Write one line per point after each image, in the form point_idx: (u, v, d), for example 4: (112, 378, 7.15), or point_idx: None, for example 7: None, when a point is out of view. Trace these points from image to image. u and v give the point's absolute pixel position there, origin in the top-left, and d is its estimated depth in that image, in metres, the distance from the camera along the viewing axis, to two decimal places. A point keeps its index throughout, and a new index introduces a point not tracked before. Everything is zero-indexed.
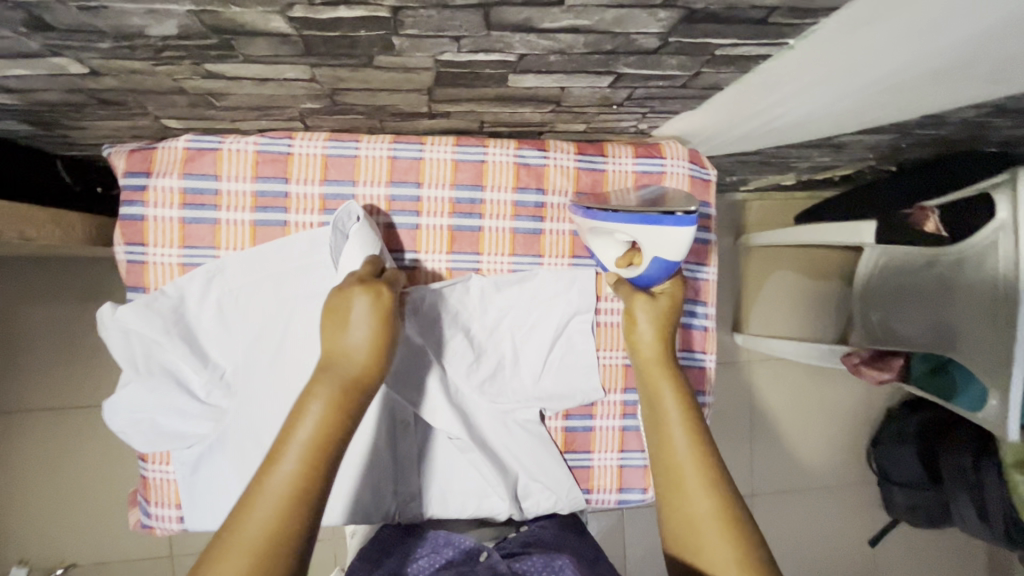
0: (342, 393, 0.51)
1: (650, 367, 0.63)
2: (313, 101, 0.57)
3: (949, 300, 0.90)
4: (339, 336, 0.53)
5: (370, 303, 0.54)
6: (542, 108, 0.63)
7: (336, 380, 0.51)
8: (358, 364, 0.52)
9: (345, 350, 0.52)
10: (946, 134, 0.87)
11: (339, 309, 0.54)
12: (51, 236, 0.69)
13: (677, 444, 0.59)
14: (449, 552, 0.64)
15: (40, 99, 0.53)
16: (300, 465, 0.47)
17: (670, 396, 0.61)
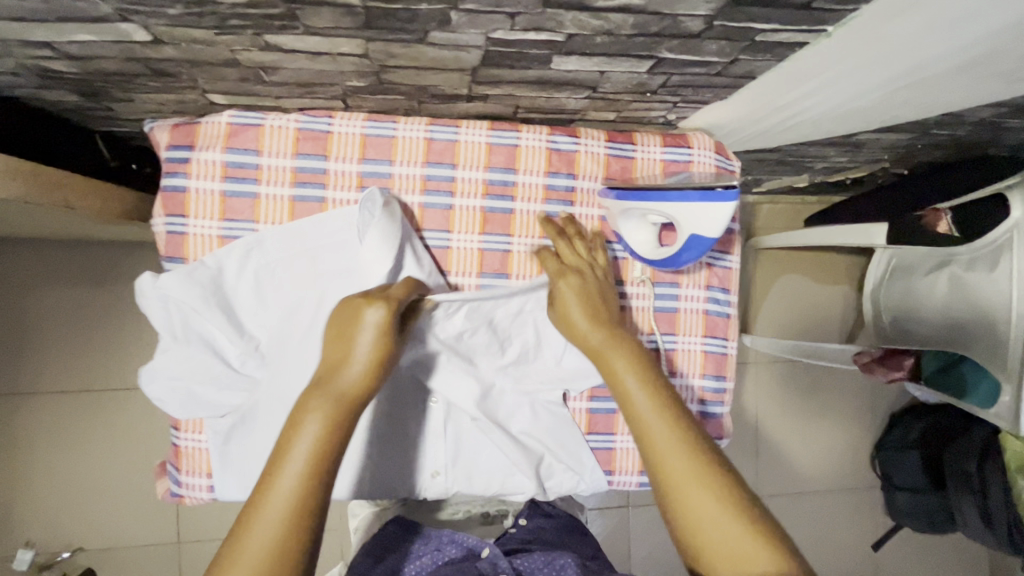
0: (339, 409, 0.52)
1: (598, 344, 0.61)
2: (360, 78, 0.59)
3: (961, 299, 0.92)
4: (346, 353, 0.54)
5: (374, 321, 0.55)
6: (578, 94, 0.65)
7: (332, 396, 0.52)
8: (354, 380, 0.54)
9: (345, 365, 0.54)
10: (960, 135, 0.89)
11: (346, 327, 0.56)
12: (91, 207, 0.70)
13: (645, 419, 0.57)
14: (451, 550, 0.73)
15: (97, 67, 0.55)
16: (294, 491, 0.49)
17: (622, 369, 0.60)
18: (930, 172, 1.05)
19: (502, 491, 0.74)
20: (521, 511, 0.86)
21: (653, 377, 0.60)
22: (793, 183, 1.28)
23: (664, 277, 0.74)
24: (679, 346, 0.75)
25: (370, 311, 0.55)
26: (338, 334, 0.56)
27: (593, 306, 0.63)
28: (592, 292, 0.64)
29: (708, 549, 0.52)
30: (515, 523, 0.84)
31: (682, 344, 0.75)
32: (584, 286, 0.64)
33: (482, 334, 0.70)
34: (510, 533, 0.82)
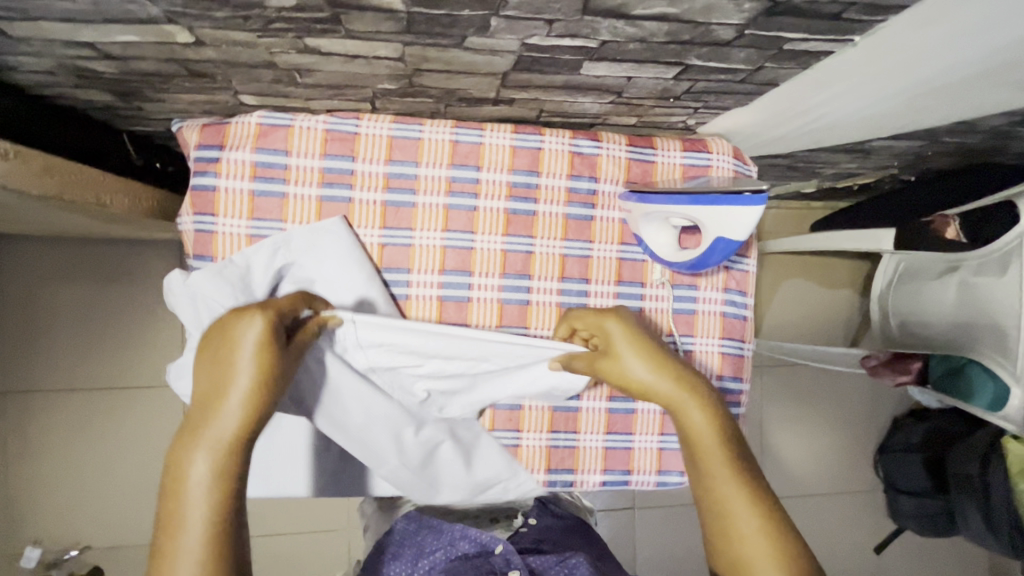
0: (223, 454, 0.46)
1: (668, 391, 0.59)
2: (391, 81, 0.60)
3: (969, 304, 0.94)
4: (223, 386, 0.47)
5: (252, 341, 0.48)
6: (603, 98, 0.66)
7: (208, 442, 0.46)
8: (232, 423, 0.47)
9: (218, 405, 0.47)
10: (970, 143, 0.91)
11: (218, 356, 0.48)
12: (119, 204, 0.71)
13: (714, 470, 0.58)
14: (465, 545, 0.73)
15: (136, 67, 0.56)
16: (201, 551, 0.43)
17: (694, 415, 0.59)
18: (939, 179, 1.06)
19: (517, 489, 0.76)
20: (530, 511, 0.87)
21: (723, 427, 0.59)
22: (801, 188, 1.30)
23: (683, 280, 0.75)
24: (697, 348, 0.76)
25: (241, 332, 0.48)
26: (212, 365, 0.48)
27: (652, 349, 0.61)
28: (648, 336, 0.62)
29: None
30: (525, 523, 0.84)
31: (700, 345, 0.76)
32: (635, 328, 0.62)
33: (402, 372, 0.65)
34: (521, 531, 0.81)
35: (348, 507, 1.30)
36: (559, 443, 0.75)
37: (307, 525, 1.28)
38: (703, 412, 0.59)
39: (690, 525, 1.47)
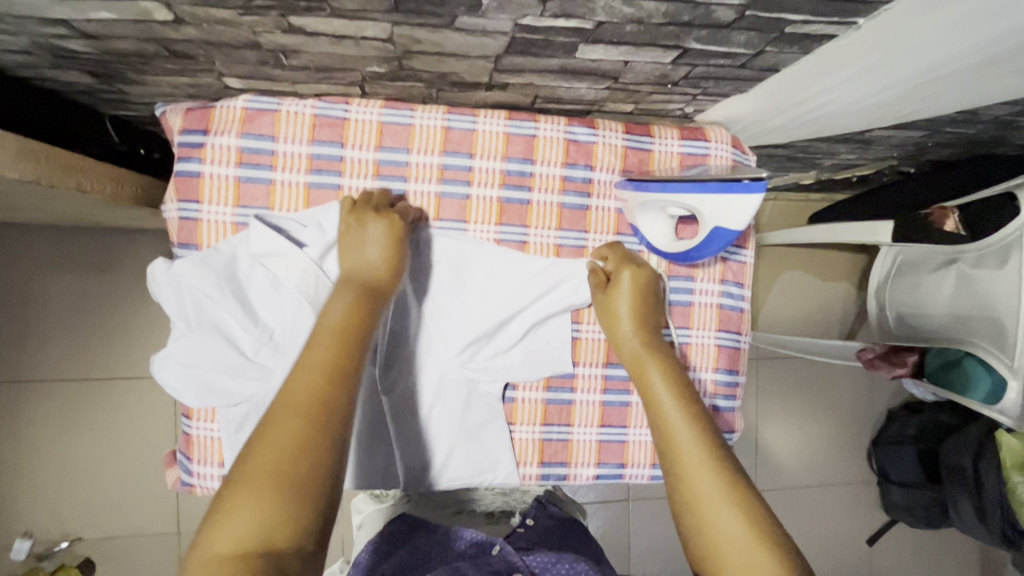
0: (363, 294, 0.58)
1: (636, 350, 0.66)
2: (381, 64, 0.58)
3: (967, 296, 0.93)
4: (358, 255, 0.60)
5: (381, 228, 0.61)
6: (599, 84, 0.64)
7: (356, 285, 0.58)
8: (375, 272, 0.60)
9: (365, 262, 0.60)
10: (971, 133, 0.90)
11: (354, 234, 0.61)
12: (102, 191, 0.69)
13: (673, 426, 0.60)
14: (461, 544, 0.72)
15: (115, 47, 0.54)
16: (318, 377, 0.50)
17: (655, 377, 0.63)
18: (938, 170, 1.05)
19: (509, 485, 0.74)
20: (528, 511, 0.85)
21: (683, 391, 0.63)
22: (799, 180, 1.28)
23: (679, 271, 0.74)
24: (693, 340, 0.75)
25: (372, 222, 0.61)
26: (349, 240, 0.61)
27: (638, 305, 0.67)
28: (644, 295, 0.67)
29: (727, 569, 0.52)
30: (523, 523, 0.82)
31: (696, 337, 0.75)
32: (644, 284, 0.67)
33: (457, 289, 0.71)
34: (517, 531, 0.80)
35: (342, 500, 1.29)
36: (552, 436, 0.74)
37: None
38: (664, 377, 0.63)
39: None
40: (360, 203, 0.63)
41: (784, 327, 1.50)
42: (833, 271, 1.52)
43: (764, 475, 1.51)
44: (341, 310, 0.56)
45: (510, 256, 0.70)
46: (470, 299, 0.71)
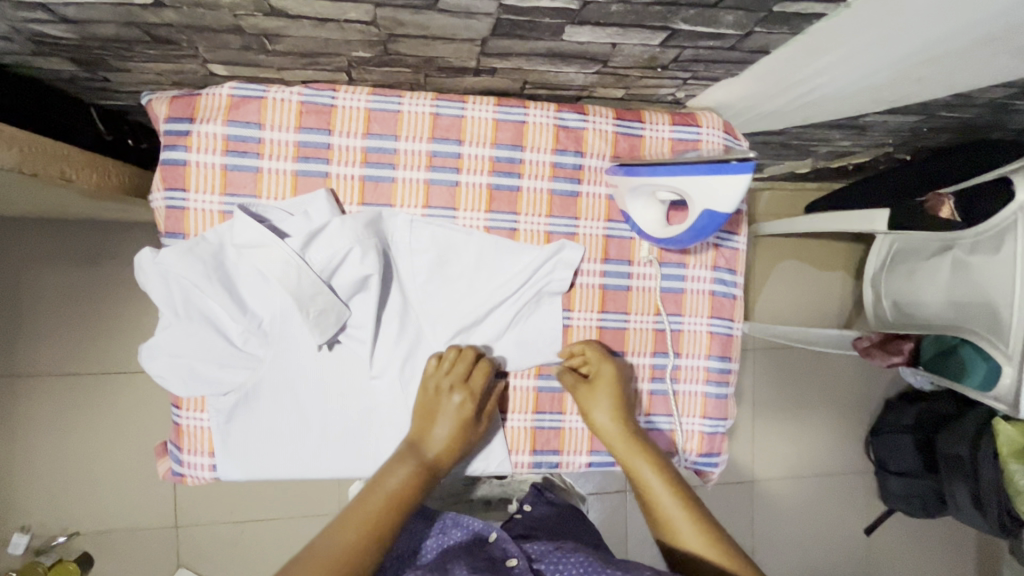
0: (420, 469, 0.64)
1: (622, 448, 0.68)
2: (366, 48, 0.58)
3: (963, 283, 0.93)
4: (428, 429, 0.66)
5: (455, 407, 0.66)
6: (587, 68, 0.64)
7: (416, 460, 0.64)
8: (434, 451, 0.65)
9: (429, 439, 0.66)
10: (967, 117, 0.89)
11: (431, 406, 0.67)
12: (88, 180, 0.69)
13: (670, 515, 0.65)
14: (459, 533, 0.70)
15: (95, 32, 0.53)
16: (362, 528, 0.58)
17: (646, 470, 0.67)
18: (934, 156, 1.04)
19: (501, 473, 0.74)
20: (526, 498, 0.84)
21: (675, 478, 0.67)
22: (795, 168, 1.27)
23: (671, 258, 0.74)
24: (685, 327, 0.75)
25: (451, 397, 0.66)
26: (424, 413, 0.67)
27: (620, 407, 0.69)
28: (624, 395, 0.70)
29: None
30: (521, 510, 0.81)
31: (689, 325, 0.75)
32: (623, 378, 0.70)
33: (444, 276, 0.70)
34: (515, 519, 0.79)
35: (340, 492, 1.29)
36: (544, 424, 0.73)
37: (299, 509, 1.27)
38: (656, 470, 0.67)
39: None
40: (460, 373, 0.67)
41: (781, 317, 1.50)
42: (828, 260, 1.50)
43: (761, 464, 1.51)
44: (397, 485, 0.62)
45: (498, 244, 0.70)
46: (459, 290, 0.70)
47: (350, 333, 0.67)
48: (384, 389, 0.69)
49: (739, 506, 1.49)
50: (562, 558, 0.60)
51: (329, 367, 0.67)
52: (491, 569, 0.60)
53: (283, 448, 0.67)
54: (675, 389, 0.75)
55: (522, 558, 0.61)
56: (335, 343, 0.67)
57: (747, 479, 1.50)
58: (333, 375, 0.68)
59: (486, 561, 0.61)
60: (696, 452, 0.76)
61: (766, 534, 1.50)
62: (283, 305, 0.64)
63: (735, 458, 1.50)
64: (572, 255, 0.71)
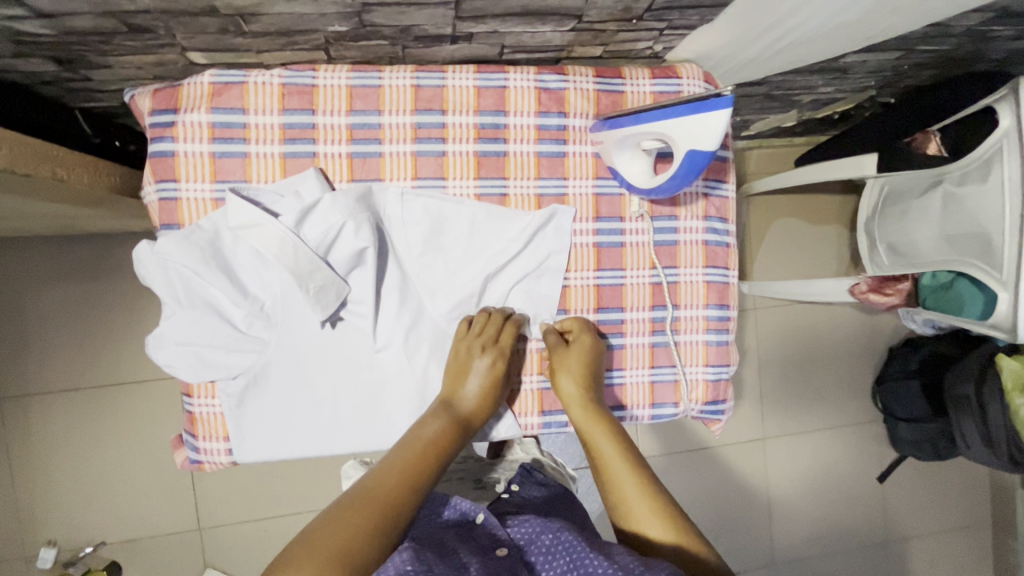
0: (455, 423, 0.66)
1: (581, 419, 0.69)
2: (342, 21, 0.58)
3: (956, 216, 0.93)
4: (459, 387, 0.69)
5: (486, 366, 0.68)
6: (563, 26, 0.64)
7: (451, 416, 0.67)
8: (468, 407, 0.68)
9: (463, 396, 0.68)
10: (946, 49, 0.89)
11: (461, 365, 0.69)
12: (80, 179, 0.70)
13: (621, 484, 0.64)
14: (447, 513, 0.66)
15: (73, 25, 0.54)
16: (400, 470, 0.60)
17: (603, 439, 0.67)
18: (918, 96, 1.04)
19: (512, 437, 0.75)
20: (513, 478, 0.78)
21: (629, 447, 0.67)
22: (781, 122, 1.27)
23: (662, 211, 0.74)
24: (681, 279, 0.76)
25: (481, 357, 0.68)
26: (454, 372, 0.69)
27: (586, 378, 0.69)
28: (594, 368, 0.70)
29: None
30: (507, 490, 0.76)
31: (684, 276, 0.76)
32: (591, 353, 0.71)
33: (440, 246, 0.71)
34: (502, 499, 0.74)
35: None
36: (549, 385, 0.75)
37: (318, 502, 1.28)
38: (610, 437, 0.67)
39: (699, 470, 1.46)
40: (488, 335, 0.70)
41: (779, 274, 1.50)
42: (820, 214, 1.50)
43: (772, 421, 1.52)
44: (433, 435, 0.64)
45: (490, 212, 0.70)
46: (455, 260, 0.71)
47: (351, 309, 0.68)
48: (390, 361, 0.71)
49: (752, 466, 1.50)
50: (553, 546, 0.57)
51: (333, 343, 0.69)
52: (485, 558, 0.57)
53: (293, 427, 0.69)
54: (676, 340, 0.76)
55: (513, 548, 0.59)
56: (337, 321, 0.69)
57: (758, 437, 1.51)
58: (337, 351, 0.69)
59: (479, 548, 0.59)
60: (701, 400, 0.77)
61: (781, 488, 1.51)
62: (282, 282, 0.65)
63: (745, 417, 1.50)
64: (566, 220, 0.72)
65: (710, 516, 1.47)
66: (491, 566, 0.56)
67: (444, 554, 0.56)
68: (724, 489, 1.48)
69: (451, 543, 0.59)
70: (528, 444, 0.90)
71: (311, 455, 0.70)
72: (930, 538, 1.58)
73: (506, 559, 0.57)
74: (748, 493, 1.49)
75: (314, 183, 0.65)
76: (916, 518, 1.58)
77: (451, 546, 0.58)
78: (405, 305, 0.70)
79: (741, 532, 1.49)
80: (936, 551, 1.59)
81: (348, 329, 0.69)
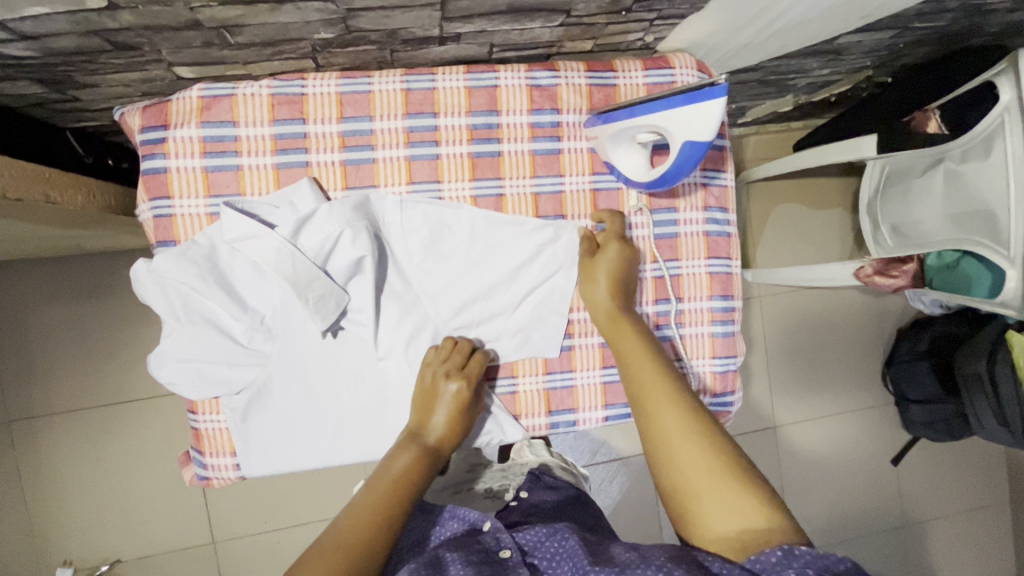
0: (422, 455, 0.65)
1: (608, 320, 0.69)
2: (327, 28, 0.57)
3: (959, 195, 0.91)
4: (427, 418, 0.67)
5: (450, 396, 0.66)
6: (551, 21, 0.63)
7: (418, 447, 0.65)
8: (435, 436, 0.67)
9: (431, 426, 0.67)
10: (943, 25, 0.88)
11: (428, 396, 0.67)
12: (74, 201, 0.70)
13: (644, 380, 0.64)
14: (454, 524, 0.65)
15: (57, 46, 0.54)
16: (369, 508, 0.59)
17: (628, 337, 0.67)
18: (916, 74, 1.03)
19: (518, 440, 0.74)
20: (522, 484, 0.78)
21: (653, 347, 0.67)
22: (778, 108, 1.26)
23: (661, 204, 0.74)
24: (684, 272, 0.75)
25: (447, 383, 0.66)
26: (423, 399, 0.67)
27: (617, 283, 0.69)
28: (625, 272, 0.69)
29: (701, 490, 0.56)
30: (517, 497, 0.75)
31: (687, 269, 0.75)
32: (623, 261, 0.69)
33: (442, 253, 0.70)
34: (509, 507, 0.74)
35: None
36: (556, 384, 0.74)
37: (330, 511, 1.28)
38: (637, 338, 0.67)
39: None
40: (455, 364, 0.68)
41: (783, 260, 1.48)
42: (821, 199, 1.49)
43: (782, 409, 1.51)
44: (403, 469, 0.63)
45: (488, 216, 0.70)
46: (456, 266, 0.71)
47: (352, 317, 0.68)
48: (393, 369, 0.70)
49: (764, 455, 1.49)
50: (557, 552, 0.58)
51: (336, 353, 0.68)
52: (486, 564, 0.57)
53: (297, 439, 0.69)
54: (681, 334, 0.75)
55: (516, 551, 0.59)
56: (338, 330, 0.68)
57: (770, 425, 1.50)
58: (340, 361, 0.69)
59: (479, 554, 0.59)
60: (710, 393, 0.76)
61: (795, 476, 1.50)
62: (281, 294, 0.65)
63: (754, 406, 1.49)
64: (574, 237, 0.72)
65: None
66: (489, 570, 0.56)
67: (439, 567, 0.55)
68: None
69: (450, 551, 0.59)
70: (536, 446, 0.88)
71: (318, 467, 0.70)
72: (948, 519, 1.57)
73: (508, 563, 0.58)
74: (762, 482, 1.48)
75: (308, 193, 0.64)
76: (932, 499, 1.57)
77: (450, 553, 0.58)
78: (406, 312, 0.70)
79: None
80: (955, 532, 1.57)
81: (350, 339, 0.69)
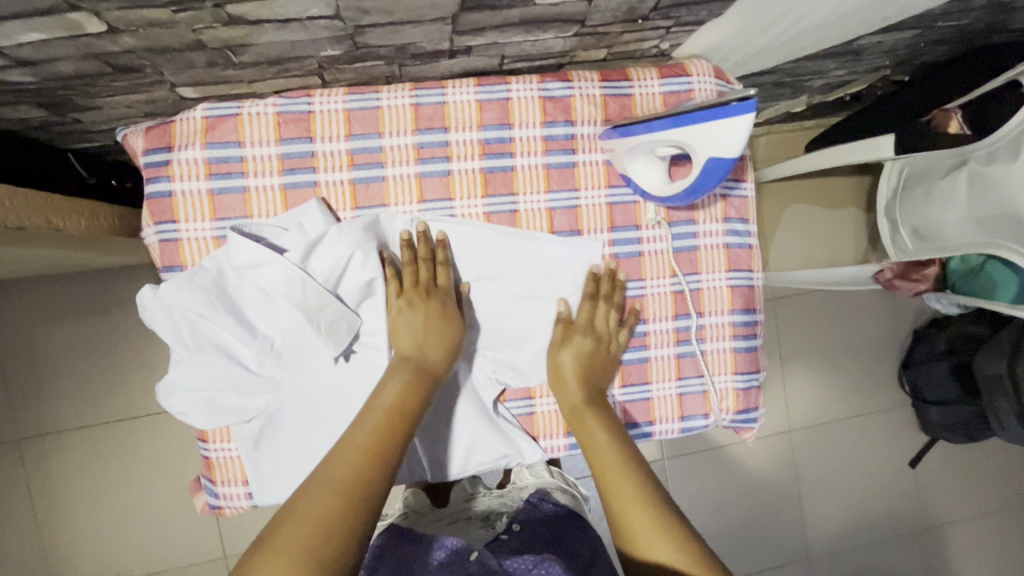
0: (414, 377, 0.61)
1: (575, 406, 0.65)
2: (334, 45, 0.55)
3: (986, 197, 0.88)
4: (399, 340, 0.63)
5: (422, 314, 0.63)
6: (565, 32, 0.61)
7: (411, 367, 0.61)
8: (428, 358, 0.63)
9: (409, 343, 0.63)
10: (966, 23, 0.85)
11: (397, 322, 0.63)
12: (77, 225, 0.68)
13: (608, 469, 0.60)
14: (439, 553, 0.63)
15: (57, 70, 0.52)
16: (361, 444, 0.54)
17: (593, 424, 0.64)
18: (936, 73, 1.00)
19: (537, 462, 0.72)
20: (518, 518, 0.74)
21: (617, 431, 0.63)
22: (791, 108, 1.23)
23: (679, 216, 0.71)
24: (704, 285, 0.73)
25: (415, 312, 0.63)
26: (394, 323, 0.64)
27: (590, 363, 0.67)
28: (599, 354, 0.68)
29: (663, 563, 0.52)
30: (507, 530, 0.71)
31: (707, 282, 0.73)
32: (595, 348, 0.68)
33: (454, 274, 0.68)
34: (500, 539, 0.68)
35: None
36: None
37: None
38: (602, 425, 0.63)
39: (725, 466, 1.43)
40: (410, 284, 0.64)
41: (796, 261, 1.45)
42: (835, 199, 1.46)
43: (797, 412, 1.48)
44: (392, 402, 0.58)
45: (501, 232, 0.67)
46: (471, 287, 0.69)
47: (364, 341, 0.66)
48: None
49: (780, 459, 1.47)
50: None
51: (347, 380, 0.66)
52: None
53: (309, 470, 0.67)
54: (702, 349, 0.73)
55: None
56: (350, 354, 0.66)
57: (786, 429, 1.47)
58: (352, 388, 0.66)
59: None
60: (733, 410, 0.74)
61: (812, 480, 1.48)
62: (290, 319, 0.63)
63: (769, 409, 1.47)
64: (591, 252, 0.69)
65: (742, 512, 1.44)
66: None
67: None
68: (753, 483, 1.44)
69: None
70: (537, 467, 0.89)
71: None
72: (968, 522, 1.54)
73: None
74: (778, 486, 1.46)
75: (317, 214, 0.63)
76: (952, 501, 1.54)
77: None
78: None
79: (773, 526, 1.45)
80: (974, 534, 1.54)
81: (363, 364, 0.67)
